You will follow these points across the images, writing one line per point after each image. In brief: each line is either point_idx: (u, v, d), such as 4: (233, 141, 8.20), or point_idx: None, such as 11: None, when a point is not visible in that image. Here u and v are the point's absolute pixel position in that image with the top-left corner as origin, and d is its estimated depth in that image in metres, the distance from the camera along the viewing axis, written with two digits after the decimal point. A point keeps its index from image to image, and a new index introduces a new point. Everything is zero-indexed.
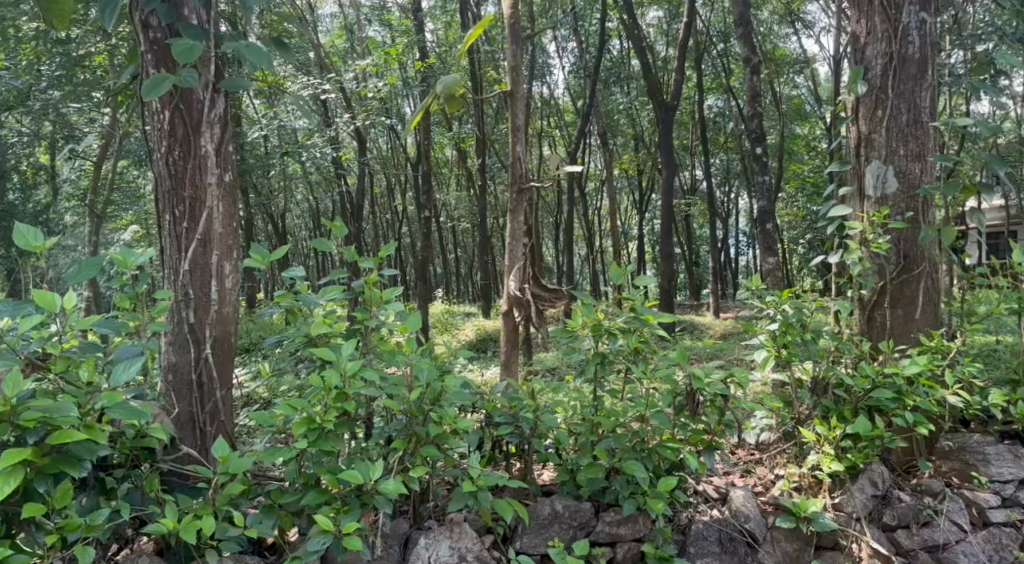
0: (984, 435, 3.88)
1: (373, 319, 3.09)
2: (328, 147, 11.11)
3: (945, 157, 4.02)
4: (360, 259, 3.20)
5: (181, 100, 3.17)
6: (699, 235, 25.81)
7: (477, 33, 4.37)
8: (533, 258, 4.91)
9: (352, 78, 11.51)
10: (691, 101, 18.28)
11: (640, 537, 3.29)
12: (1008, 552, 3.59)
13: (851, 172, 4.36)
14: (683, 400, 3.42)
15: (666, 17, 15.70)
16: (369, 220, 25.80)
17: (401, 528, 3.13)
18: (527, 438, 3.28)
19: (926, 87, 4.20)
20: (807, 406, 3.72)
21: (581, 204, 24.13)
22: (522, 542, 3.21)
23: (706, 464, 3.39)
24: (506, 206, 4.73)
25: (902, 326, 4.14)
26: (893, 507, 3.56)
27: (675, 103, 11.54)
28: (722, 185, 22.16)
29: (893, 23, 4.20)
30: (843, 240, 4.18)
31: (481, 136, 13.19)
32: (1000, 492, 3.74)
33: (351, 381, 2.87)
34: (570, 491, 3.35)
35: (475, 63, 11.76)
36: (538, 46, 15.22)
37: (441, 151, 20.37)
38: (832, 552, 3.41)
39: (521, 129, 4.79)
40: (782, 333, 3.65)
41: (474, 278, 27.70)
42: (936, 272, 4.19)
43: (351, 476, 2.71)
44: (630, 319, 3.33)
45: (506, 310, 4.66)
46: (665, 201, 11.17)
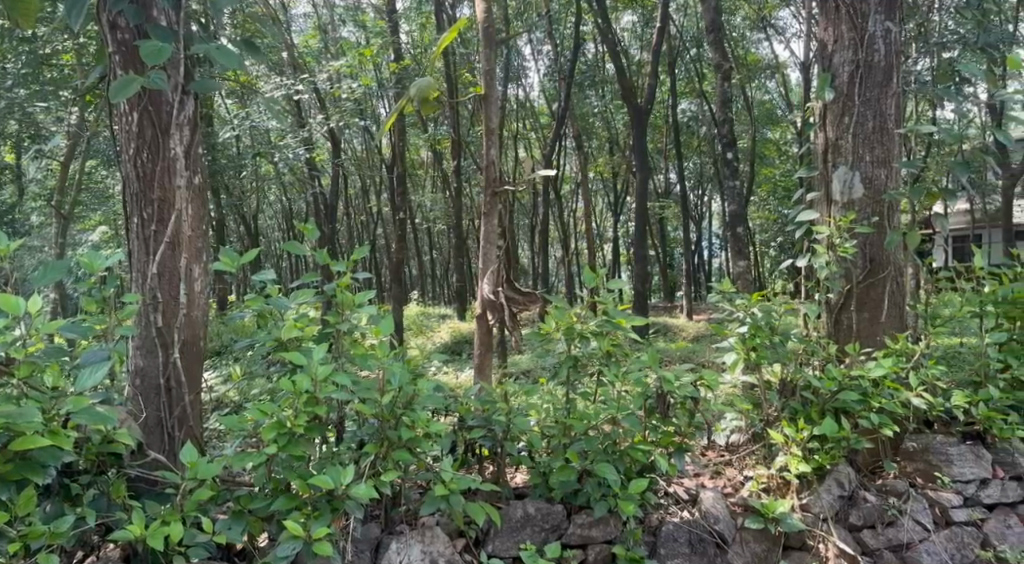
0: (947, 436, 3.96)
1: (345, 323, 3.09)
2: (300, 147, 11.07)
3: (910, 163, 4.10)
4: (332, 262, 3.19)
5: (150, 102, 3.14)
6: (673, 237, 26.02)
7: (451, 36, 4.36)
8: (507, 261, 4.93)
9: (325, 79, 11.45)
10: (664, 105, 18.42)
11: (611, 538, 3.32)
12: (969, 551, 3.67)
13: (818, 177, 4.43)
14: (654, 403, 3.47)
15: (640, 21, 15.85)
16: (343, 220, 25.61)
17: (373, 533, 3.12)
18: (500, 441, 3.28)
19: (892, 94, 4.27)
20: (775, 408, 3.78)
21: (556, 207, 24.25)
22: (493, 545, 3.22)
23: (676, 465, 3.42)
24: (479, 208, 4.73)
25: (868, 328, 4.21)
26: (859, 507, 3.62)
27: (648, 106, 11.62)
28: (696, 188, 22.37)
29: (859, 31, 4.27)
30: (811, 243, 4.25)
31: (456, 138, 13.19)
32: (963, 492, 3.81)
33: (322, 385, 2.87)
34: (542, 494, 3.36)
35: (450, 65, 11.77)
36: (514, 49, 15.26)
37: (416, 153, 20.34)
38: (799, 552, 3.46)
39: (496, 132, 4.79)
40: (751, 335, 3.70)
41: (449, 280, 27.68)
42: (902, 276, 4.27)
43: (321, 481, 2.69)
44: (602, 322, 3.35)
45: (480, 313, 4.66)
46: (639, 204, 11.26)
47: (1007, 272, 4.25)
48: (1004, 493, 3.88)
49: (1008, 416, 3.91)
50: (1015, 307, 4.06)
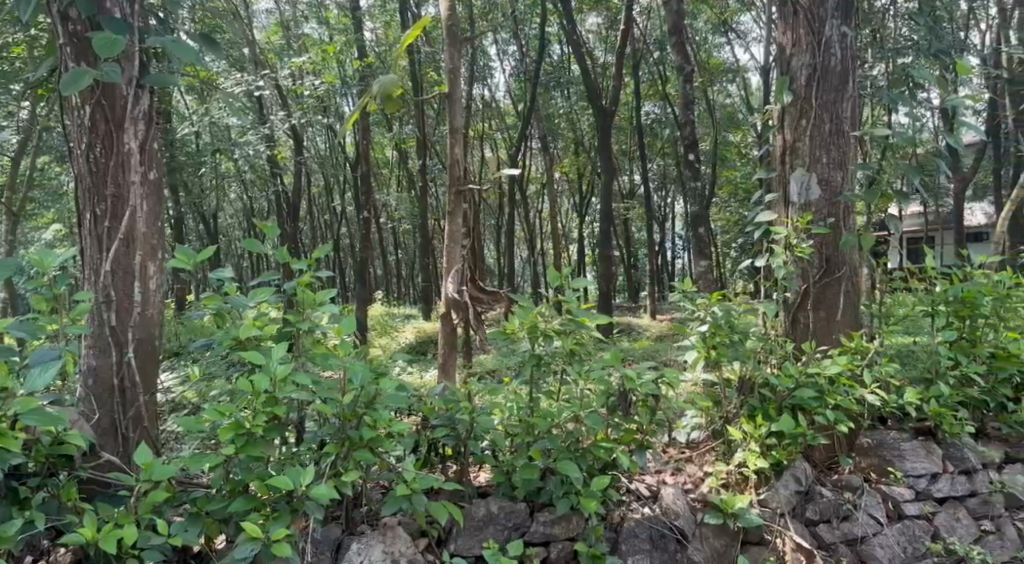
0: (899, 432, 4.05)
1: (305, 322, 3.03)
2: (262, 144, 10.94)
3: (865, 166, 4.20)
4: (293, 260, 3.13)
5: (103, 96, 3.06)
6: (637, 238, 26.26)
7: (414, 34, 4.34)
8: (472, 259, 4.93)
9: (287, 75, 11.33)
10: (629, 107, 18.56)
11: (573, 536, 3.33)
12: (921, 544, 3.76)
13: (777, 179, 4.51)
14: (616, 401, 3.48)
15: (605, 23, 15.95)
16: (306, 219, 25.34)
17: (333, 534, 3.08)
18: (463, 440, 3.27)
19: (848, 98, 4.37)
20: (735, 405, 3.86)
21: (521, 207, 24.30)
22: (456, 544, 3.21)
23: (637, 462, 3.45)
24: (444, 208, 4.71)
25: (825, 327, 4.28)
26: (814, 503, 3.69)
27: (613, 108, 11.69)
28: (659, 189, 22.59)
29: (816, 35, 4.36)
30: (769, 243, 4.32)
31: (422, 137, 13.15)
32: (914, 486, 3.91)
33: (281, 385, 2.82)
34: (506, 492, 3.36)
35: (415, 63, 11.73)
36: (479, 49, 15.25)
37: (381, 152, 20.22)
38: (757, 548, 3.50)
39: (460, 130, 4.78)
40: (712, 334, 3.76)
41: (415, 281, 27.60)
42: (857, 276, 4.36)
43: (280, 481, 2.66)
44: (566, 321, 3.37)
45: (445, 312, 4.64)
46: (603, 205, 11.36)
47: (957, 273, 4.36)
48: (954, 487, 3.96)
49: (958, 412, 4.01)
50: (963, 306, 4.17)
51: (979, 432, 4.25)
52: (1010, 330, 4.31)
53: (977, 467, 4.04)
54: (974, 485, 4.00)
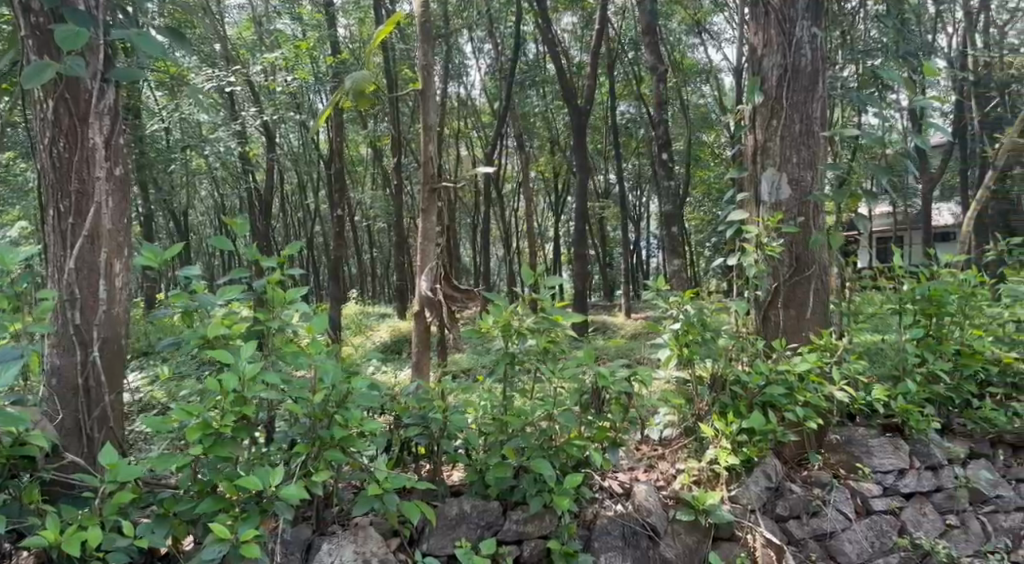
0: (868, 428, 4.07)
1: (275, 320, 2.99)
2: (233, 141, 10.83)
3: (834, 165, 4.25)
4: (263, 257, 3.10)
5: (67, 90, 3.01)
6: (613, 238, 26.39)
7: (386, 31, 4.31)
8: (446, 257, 4.92)
9: (259, 71, 11.20)
10: (604, 106, 18.63)
11: (547, 533, 3.33)
12: (887, 539, 3.84)
13: (748, 179, 4.55)
14: (589, 398, 3.49)
15: (580, 22, 16.00)
16: (280, 217, 25.12)
17: (303, 534, 3.05)
18: (436, 439, 3.26)
19: (817, 98, 4.42)
20: (706, 403, 3.87)
21: (497, 206, 24.31)
22: (428, 544, 3.19)
23: (610, 460, 3.47)
24: (417, 206, 4.69)
25: (794, 325, 4.33)
26: (784, 499, 3.73)
27: (587, 107, 11.71)
28: (634, 189, 22.72)
29: (787, 36, 4.40)
30: (740, 242, 4.36)
31: (397, 135, 13.09)
32: (882, 482, 3.94)
33: (249, 384, 2.79)
34: (478, 491, 3.34)
35: (389, 61, 11.68)
36: (454, 46, 15.21)
37: (355, 149, 20.09)
38: (728, 544, 3.54)
39: (434, 127, 4.76)
40: (684, 332, 3.78)
41: (390, 280, 27.54)
42: (826, 274, 4.42)
43: (249, 482, 2.63)
44: (539, 319, 3.38)
45: (418, 311, 4.62)
46: (579, 204, 11.41)
47: (923, 272, 4.43)
48: (920, 482, 4.03)
49: (923, 409, 4.07)
50: (930, 304, 4.23)
51: (945, 428, 4.31)
52: (976, 327, 4.38)
53: (943, 463, 4.11)
54: (939, 480, 4.08)
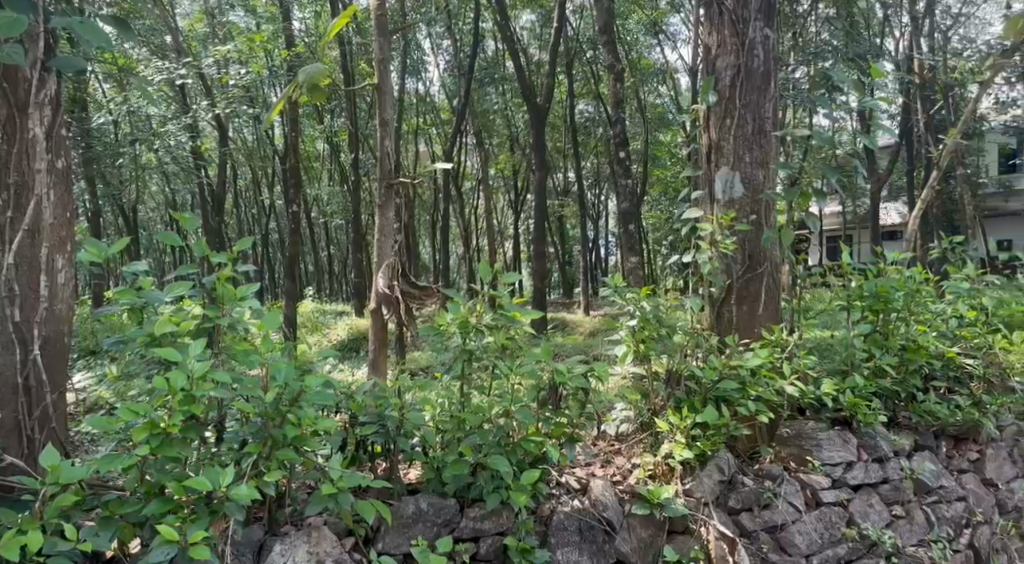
0: (817, 422, 4.15)
1: (226, 318, 2.93)
2: (184, 134, 10.59)
3: (785, 165, 4.33)
4: (212, 253, 3.02)
5: (4, 79, 2.91)
6: (571, 236, 26.57)
7: (341, 24, 4.24)
8: (403, 254, 4.88)
9: (211, 64, 10.97)
10: (563, 105, 18.70)
11: (503, 530, 3.33)
12: (836, 530, 3.91)
13: (703, 177, 4.61)
14: (546, 395, 3.50)
15: (539, 21, 16.04)
16: (234, 214, 24.68)
17: (255, 535, 3.00)
18: (392, 437, 3.22)
19: (769, 98, 4.50)
20: (661, 398, 3.92)
21: (456, 204, 24.25)
22: (384, 543, 3.16)
23: (568, 456, 3.48)
24: (374, 200, 4.64)
25: (747, 321, 4.41)
26: (737, 491, 3.79)
27: (546, 105, 11.74)
28: (593, 187, 22.89)
29: (740, 38, 4.47)
30: (695, 240, 4.42)
31: (354, 132, 12.97)
32: (831, 474, 4.02)
33: (198, 382, 2.73)
34: (435, 488, 3.33)
35: (345, 56, 11.55)
36: (412, 42, 15.09)
37: (312, 145, 19.83)
38: (683, 536, 3.59)
39: (390, 123, 4.72)
40: (640, 329, 3.84)
41: (349, 278, 27.29)
42: (777, 272, 4.50)
43: (198, 482, 2.57)
44: (496, 316, 3.38)
45: (375, 307, 4.58)
46: (538, 203, 11.45)
47: (871, 269, 4.55)
48: (868, 474, 4.12)
49: (871, 402, 4.17)
50: (878, 301, 4.32)
51: (891, 421, 4.41)
52: (920, 323, 4.50)
53: (889, 455, 4.22)
54: (886, 472, 4.17)
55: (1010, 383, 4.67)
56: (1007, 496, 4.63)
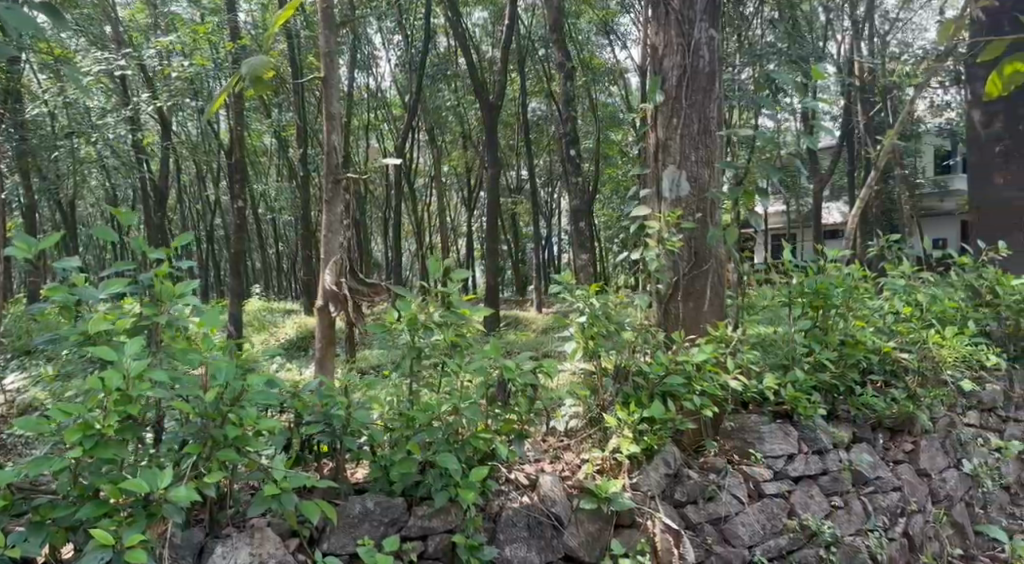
0: (760, 415, 4.23)
1: (163, 315, 2.84)
2: (123, 127, 10.30)
3: (730, 164, 4.40)
4: (150, 249, 2.94)
5: None
6: (524, 233, 26.61)
7: (285, 14, 4.09)
8: (351, 252, 4.82)
9: (153, 55, 10.69)
10: (515, 103, 18.75)
11: (451, 528, 3.30)
12: (777, 521, 4.00)
13: (650, 176, 4.67)
14: (495, 392, 3.51)
15: (491, 18, 16.06)
16: (178, 210, 24.07)
17: (195, 538, 2.92)
18: (338, 436, 3.18)
19: (714, 99, 4.57)
20: (610, 394, 3.97)
21: (408, 201, 24.08)
22: (329, 543, 3.10)
23: (516, 452, 3.50)
24: (321, 196, 4.57)
25: (693, 318, 4.48)
26: (683, 484, 3.84)
27: (498, 102, 11.72)
28: (545, 185, 22.98)
29: (686, 38, 4.54)
30: (643, 237, 4.46)
31: (302, 126, 12.75)
32: (772, 466, 4.10)
33: (135, 382, 2.65)
34: (382, 488, 3.29)
35: (293, 49, 11.37)
36: (362, 37, 14.97)
37: (260, 140, 19.46)
38: (629, 530, 3.62)
39: (337, 117, 4.64)
40: (589, 325, 3.88)
41: (298, 275, 26.83)
42: (722, 269, 4.58)
43: (135, 485, 2.51)
44: (445, 314, 3.37)
45: (322, 306, 4.51)
46: (490, 200, 11.43)
47: (811, 266, 4.66)
48: (808, 466, 4.22)
49: (811, 395, 4.27)
50: (818, 297, 4.42)
51: (831, 415, 4.52)
52: (858, 319, 4.64)
53: (829, 447, 4.33)
54: (826, 463, 4.28)
55: (943, 376, 4.83)
56: (940, 486, 4.77)
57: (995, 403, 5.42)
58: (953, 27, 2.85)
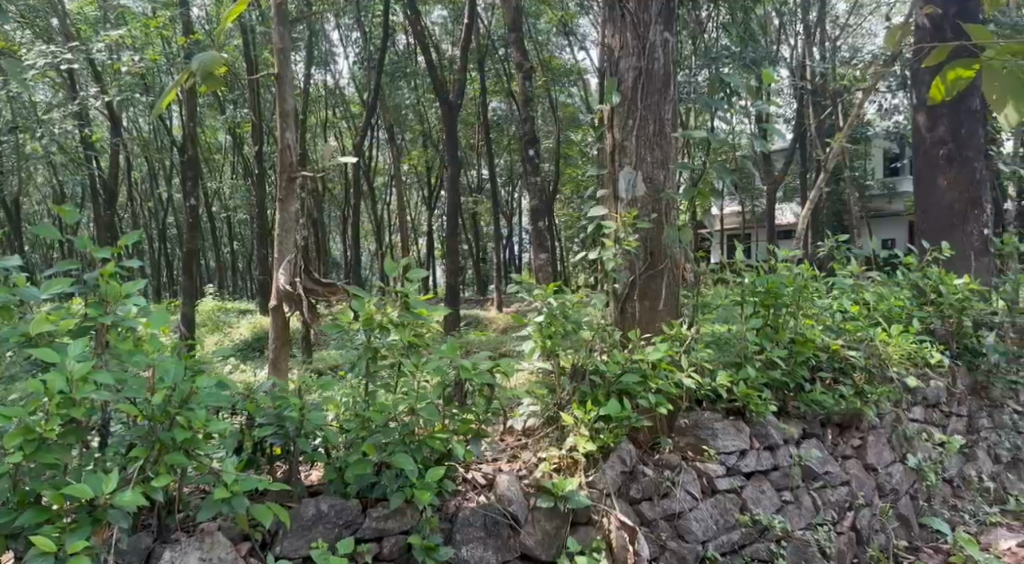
0: (712, 412, 4.31)
1: (109, 315, 2.78)
2: (70, 122, 10.04)
3: (685, 166, 4.46)
4: (96, 247, 2.86)
5: None
6: (485, 233, 26.65)
7: (239, 9, 4.01)
8: (306, 251, 4.75)
9: (102, 49, 10.41)
10: (475, 102, 18.77)
11: (407, 529, 3.27)
12: (730, 517, 4.07)
13: (607, 176, 4.71)
14: (452, 391, 3.51)
15: (450, 17, 16.05)
16: (129, 207, 23.55)
17: (143, 543, 2.86)
18: (292, 438, 3.13)
19: (669, 101, 4.62)
20: (567, 393, 4.00)
21: (368, 199, 23.93)
22: (281, 547, 3.06)
23: (473, 451, 3.50)
24: (275, 194, 4.50)
25: (648, 318, 4.54)
26: (638, 481, 3.87)
27: (458, 101, 11.71)
28: (506, 184, 23.03)
29: (642, 40, 4.58)
30: (601, 237, 4.52)
31: (258, 123, 12.57)
32: (725, 462, 4.17)
33: (79, 384, 2.59)
34: (337, 490, 3.26)
35: (248, 44, 11.20)
36: (319, 33, 14.81)
37: (214, 137, 19.15)
38: (586, 527, 3.62)
39: (291, 115, 4.58)
40: (548, 325, 3.91)
41: (253, 275, 26.45)
42: (677, 269, 4.63)
43: (78, 490, 2.46)
44: (402, 314, 3.34)
45: (276, 306, 4.44)
46: (450, 198, 11.43)
47: (763, 266, 4.76)
48: (759, 462, 4.30)
49: (762, 392, 4.35)
50: (768, 295, 4.54)
51: (781, 411, 4.61)
52: (807, 317, 4.74)
53: (780, 443, 4.42)
54: (776, 459, 4.38)
55: (889, 373, 4.96)
56: (887, 480, 4.90)
57: (939, 399, 5.59)
58: (900, 33, 2.92)
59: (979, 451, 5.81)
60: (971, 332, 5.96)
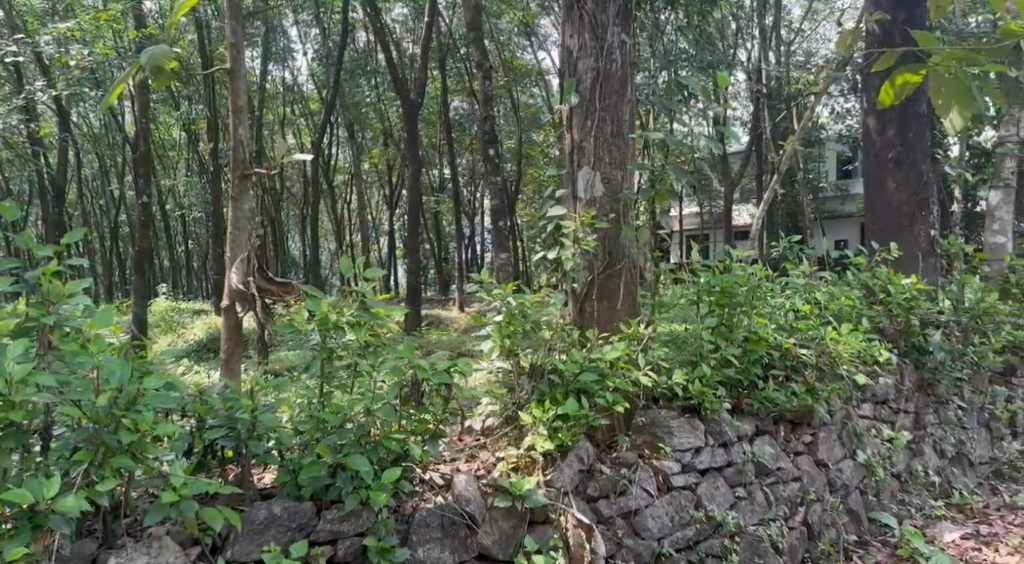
0: (668, 410, 4.33)
1: (52, 315, 2.70)
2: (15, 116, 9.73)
3: (642, 166, 4.49)
4: (38, 246, 2.78)
5: None
6: (446, 232, 26.56)
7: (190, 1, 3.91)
8: (260, 249, 4.66)
9: (50, 41, 10.11)
10: (436, 101, 18.67)
11: (362, 530, 3.24)
12: (686, 513, 4.11)
13: (565, 176, 4.72)
14: (409, 391, 3.48)
15: (411, 14, 15.94)
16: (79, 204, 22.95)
17: (87, 549, 2.80)
18: (243, 440, 3.08)
19: (626, 102, 4.66)
20: (525, 392, 4.00)
21: (328, 197, 23.68)
22: (232, 551, 3.00)
23: (429, 452, 3.48)
24: (228, 191, 4.40)
25: (607, 316, 4.56)
26: (595, 480, 3.89)
27: (419, 99, 11.62)
28: (467, 184, 22.96)
29: (599, 42, 4.61)
30: (559, 237, 4.52)
31: (213, 120, 12.35)
32: (680, 460, 4.21)
33: (19, 386, 2.51)
34: (291, 492, 3.21)
35: (201, 38, 10.97)
36: (276, 29, 14.59)
37: (168, 133, 18.76)
38: (543, 526, 3.63)
39: (244, 111, 4.49)
40: (506, 325, 3.91)
41: (209, 274, 25.97)
42: (634, 269, 4.66)
43: (17, 495, 2.39)
44: (358, 312, 3.28)
45: (228, 305, 4.35)
46: (410, 197, 11.35)
47: (718, 265, 4.82)
48: (714, 458, 4.35)
49: (717, 390, 4.41)
50: (722, 295, 4.60)
51: (736, 409, 4.67)
52: (761, 316, 4.82)
53: (733, 440, 4.48)
54: (731, 456, 4.43)
55: (840, 371, 5.10)
56: (837, 475, 5.00)
57: (888, 396, 5.72)
58: (851, 37, 2.98)
59: (925, 446, 5.98)
60: (918, 331, 6.11)
